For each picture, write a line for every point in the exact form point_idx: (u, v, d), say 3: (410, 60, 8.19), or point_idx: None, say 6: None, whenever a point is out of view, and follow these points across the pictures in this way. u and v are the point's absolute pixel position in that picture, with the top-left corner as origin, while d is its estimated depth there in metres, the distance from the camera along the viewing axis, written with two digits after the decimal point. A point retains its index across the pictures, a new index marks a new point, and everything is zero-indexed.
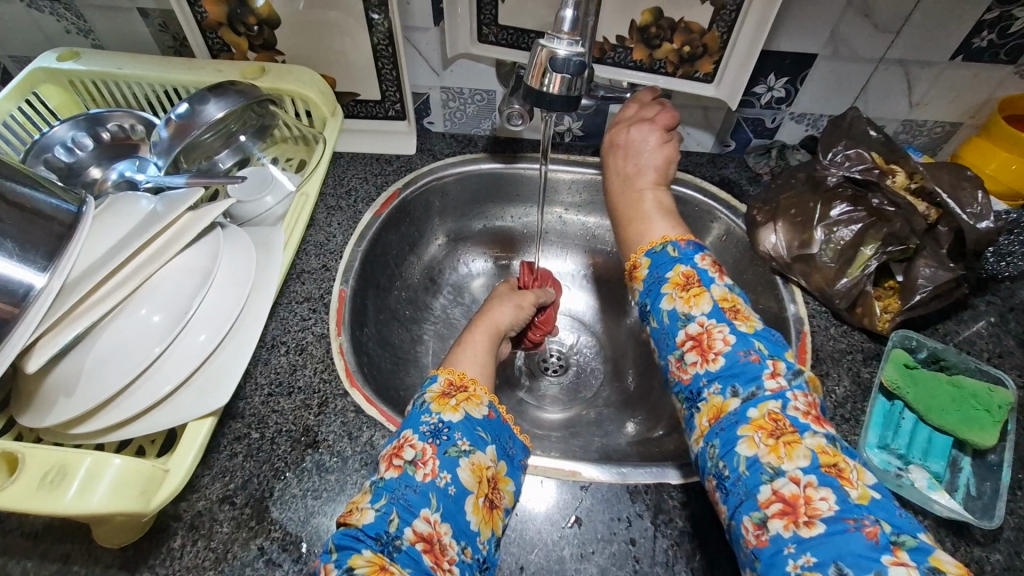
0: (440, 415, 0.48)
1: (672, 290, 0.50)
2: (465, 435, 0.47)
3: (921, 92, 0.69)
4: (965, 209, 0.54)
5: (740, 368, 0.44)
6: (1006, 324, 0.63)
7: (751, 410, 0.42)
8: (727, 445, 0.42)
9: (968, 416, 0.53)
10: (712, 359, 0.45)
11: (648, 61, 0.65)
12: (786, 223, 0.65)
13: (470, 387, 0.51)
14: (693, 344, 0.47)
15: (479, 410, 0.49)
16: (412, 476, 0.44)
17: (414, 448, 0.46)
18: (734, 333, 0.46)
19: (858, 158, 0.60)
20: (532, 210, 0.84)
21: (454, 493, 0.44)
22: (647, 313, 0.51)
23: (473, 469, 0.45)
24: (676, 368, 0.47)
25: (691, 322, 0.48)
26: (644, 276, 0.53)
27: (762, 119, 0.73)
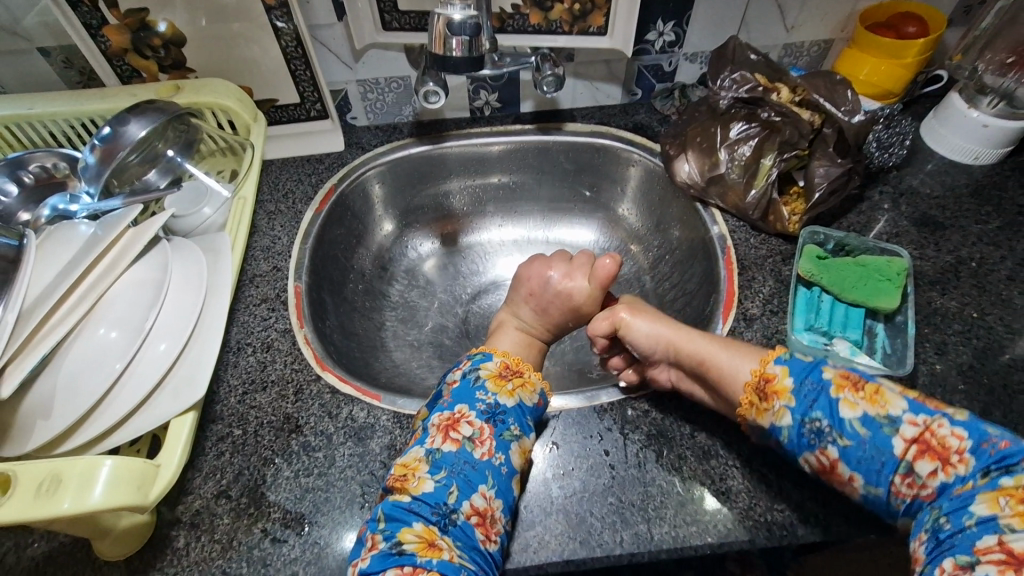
0: (497, 397, 0.53)
1: (845, 392, 0.45)
2: (517, 421, 0.51)
3: (793, 16, 0.76)
4: (840, 109, 0.62)
5: (996, 456, 0.40)
6: (898, 208, 0.71)
7: (1005, 478, 0.39)
8: (957, 503, 0.40)
9: (875, 287, 0.60)
10: (956, 462, 0.41)
11: (545, 23, 0.69)
12: (695, 151, 0.71)
13: (526, 373, 0.56)
14: (921, 451, 0.42)
15: (532, 396, 0.54)
16: (470, 453, 0.49)
17: (472, 426, 0.50)
18: (958, 424, 0.42)
19: (743, 80, 0.66)
20: (468, 185, 0.87)
21: (507, 473, 0.49)
22: (826, 433, 0.45)
23: (523, 452, 0.51)
24: (906, 485, 0.43)
25: (901, 426, 0.43)
26: (790, 388, 0.47)
27: (660, 64, 0.80)
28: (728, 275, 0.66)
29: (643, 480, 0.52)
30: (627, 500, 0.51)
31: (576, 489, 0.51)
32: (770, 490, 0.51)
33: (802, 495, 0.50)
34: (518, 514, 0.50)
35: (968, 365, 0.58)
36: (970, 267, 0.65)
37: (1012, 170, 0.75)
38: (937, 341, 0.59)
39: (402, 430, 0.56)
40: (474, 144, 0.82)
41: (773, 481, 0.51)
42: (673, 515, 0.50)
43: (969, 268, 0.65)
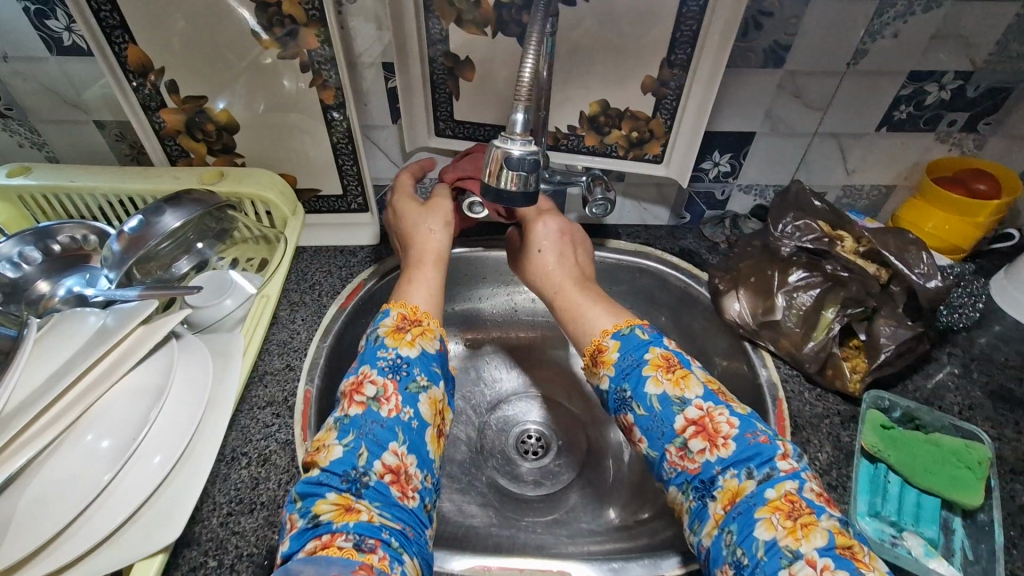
0: (398, 349, 0.52)
1: (656, 371, 0.51)
2: (422, 370, 0.52)
3: (855, 160, 0.73)
4: (913, 270, 0.57)
5: (752, 451, 0.46)
6: (970, 376, 0.64)
7: (768, 490, 0.43)
8: (744, 530, 0.42)
9: (953, 476, 0.52)
10: (722, 445, 0.47)
11: (599, 146, 0.67)
12: (748, 290, 0.66)
13: (425, 321, 0.56)
14: (698, 430, 0.48)
15: (433, 344, 0.55)
16: (378, 412, 0.48)
17: (375, 385, 0.50)
18: (734, 415, 0.48)
19: (807, 229, 0.62)
20: (500, 290, 0.85)
21: (415, 425, 0.49)
22: (629, 401, 0.51)
23: (431, 404, 0.51)
24: (679, 458, 0.48)
25: (688, 407, 0.49)
26: (614, 360, 0.54)
27: (712, 192, 0.77)
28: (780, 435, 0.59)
29: None
30: None
31: None
32: None
33: None
34: None
35: None
36: None
37: None
38: None
39: None
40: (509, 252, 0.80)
41: None
42: None
43: None
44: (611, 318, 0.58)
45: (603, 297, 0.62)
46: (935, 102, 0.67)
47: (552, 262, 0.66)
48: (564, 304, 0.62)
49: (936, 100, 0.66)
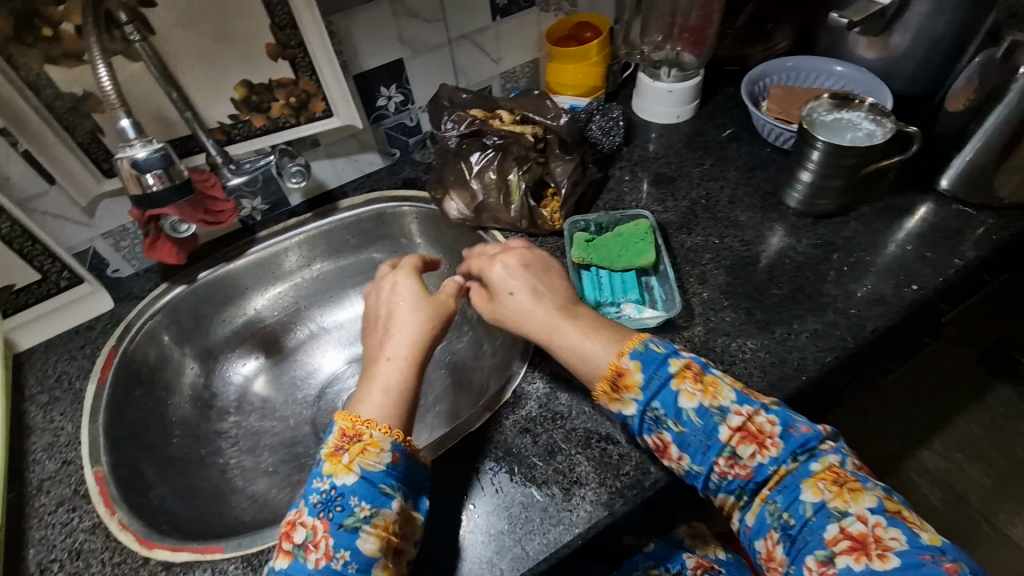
0: (333, 478, 0.49)
1: (685, 384, 0.52)
2: (360, 500, 0.48)
3: (495, 50, 0.85)
4: (547, 117, 0.73)
5: (799, 441, 0.50)
6: (638, 176, 0.82)
7: (813, 464, 0.49)
8: (789, 497, 0.48)
9: (635, 250, 0.69)
10: (769, 444, 0.50)
11: (269, 123, 0.71)
12: (455, 189, 0.74)
13: (364, 434, 0.51)
14: (744, 438, 0.50)
15: (379, 461, 0.50)
16: (305, 563, 0.46)
17: (304, 527, 0.48)
18: (774, 415, 0.51)
19: (461, 118, 0.73)
20: (268, 292, 0.86)
21: (356, 567, 0.46)
22: (662, 419, 0.52)
23: (377, 534, 0.47)
24: (728, 466, 0.50)
25: (728, 415, 0.51)
26: (640, 381, 0.52)
27: (403, 122, 0.85)
28: None
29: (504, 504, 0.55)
30: (493, 530, 0.53)
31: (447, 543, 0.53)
32: (615, 461, 0.56)
33: (633, 451, 0.57)
34: None
35: (725, 284, 0.68)
36: (704, 204, 0.77)
37: (709, 114, 0.89)
38: (697, 274, 0.70)
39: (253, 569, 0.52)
40: (252, 252, 0.82)
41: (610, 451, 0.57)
42: (539, 524, 0.53)
43: (703, 206, 0.77)
44: (606, 346, 0.55)
45: (600, 323, 0.58)
46: None
47: (526, 298, 0.60)
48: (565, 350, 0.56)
49: None
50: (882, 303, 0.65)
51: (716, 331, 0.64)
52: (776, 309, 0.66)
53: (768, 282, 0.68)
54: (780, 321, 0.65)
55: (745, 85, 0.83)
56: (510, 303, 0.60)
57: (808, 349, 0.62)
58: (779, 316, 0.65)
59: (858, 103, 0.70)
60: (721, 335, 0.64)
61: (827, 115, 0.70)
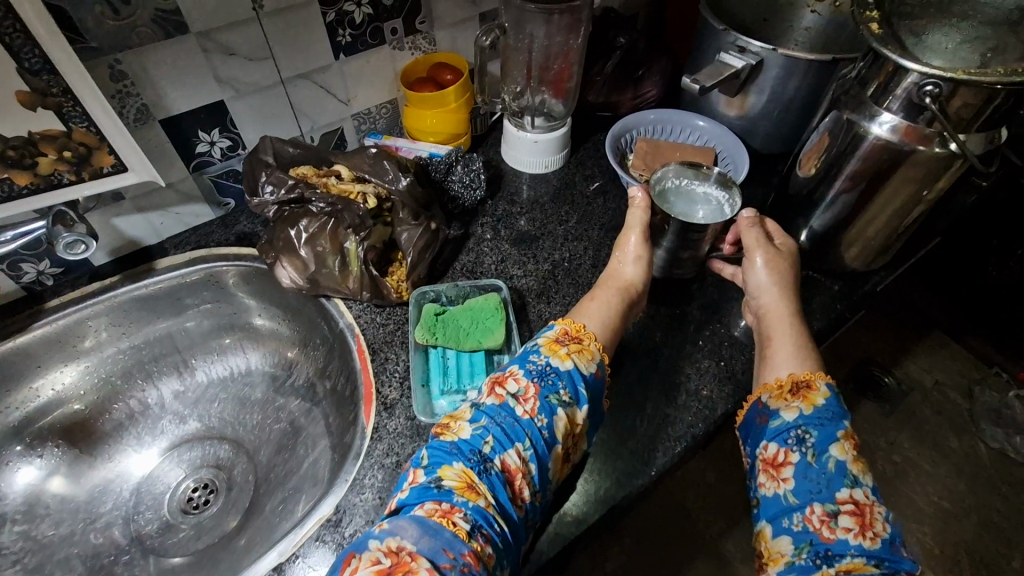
0: (550, 359, 0.54)
1: (847, 440, 0.50)
2: (566, 386, 0.52)
3: (342, 89, 0.76)
4: (385, 179, 0.65)
5: (896, 560, 0.44)
6: (499, 233, 0.76)
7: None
8: None
9: (484, 328, 0.63)
10: (870, 536, 0.44)
11: (39, 181, 0.59)
12: (286, 256, 0.65)
13: (586, 339, 0.56)
14: (854, 512, 0.46)
15: (590, 365, 0.55)
16: (512, 408, 0.50)
17: (518, 384, 0.52)
18: (892, 524, 0.46)
19: (281, 180, 0.63)
20: (67, 369, 0.72)
21: (547, 435, 0.50)
22: (805, 444, 0.50)
23: (567, 423, 0.51)
24: (820, 521, 0.46)
25: (856, 488, 0.47)
26: (819, 403, 0.52)
27: (234, 169, 0.74)
28: (363, 366, 0.64)
29: None
30: None
31: None
32: None
33: None
34: None
35: None
36: (566, 267, 0.73)
37: (578, 164, 0.85)
38: None
39: None
40: (40, 326, 0.68)
41: None
42: None
43: (564, 269, 0.73)
44: (799, 359, 0.57)
45: (812, 344, 0.59)
46: (364, 18, 0.71)
47: (767, 278, 0.63)
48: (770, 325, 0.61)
49: (363, 16, 0.70)
50: (732, 382, 0.63)
51: None
52: (628, 391, 0.63)
53: (623, 359, 0.65)
54: (632, 406, 0.61)
55: (610, 139, 0.80)
56: (752, 274, 0.64)
57: (657, 437, 0.59)
58: (630, 399, 0.62)
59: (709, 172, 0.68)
60: None
61: (677, 181, 0.68)
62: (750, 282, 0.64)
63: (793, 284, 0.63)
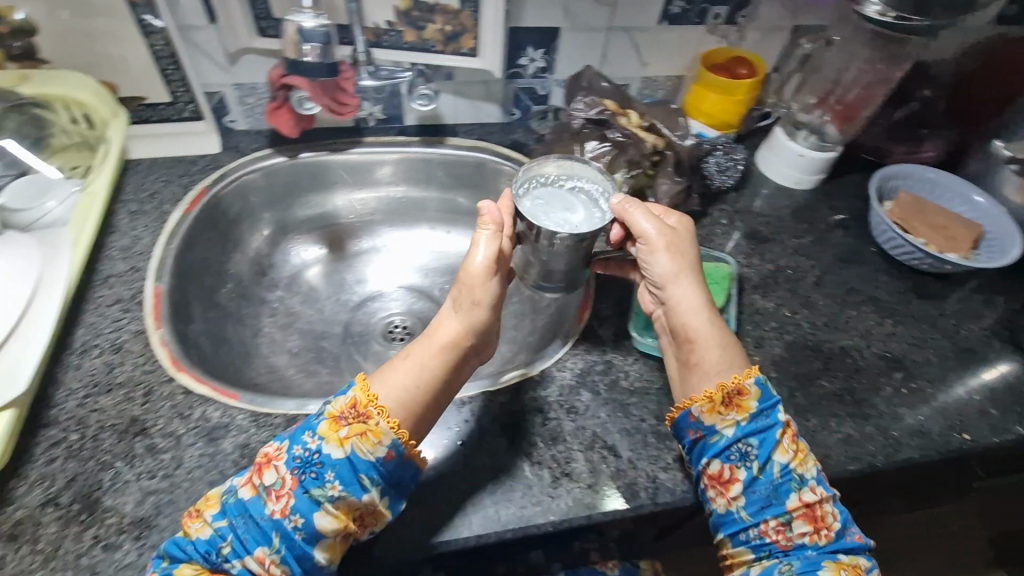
0: (323, 444, 0.47)
1: (784, 437, 0.51)
2: (337, 477, 0.46)
3: (647, 53, 0.85)
4: (675, 132, 0.73)
5: (848, 544, 0.49)
6: (734, 223, 0.82)
7: (843, 556, 0.48)
8: (807, 565, 0.47)
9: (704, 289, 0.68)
10: (824, 531, 0.49)
11: (418, 41, 0.73)
12: (560, 167, 0.77)
13: (371, 416, 0.48)
14: (806, 514, 0.49)
15: (375, 450, 0.47)
16: (259, 506, 0.45)
17: (275, 474, 0.46)
18: (838, 506, 0.50)
19: (593, 103, 0.73)
20: (352, 191, 0.89)
21: (304, 535, 0.45)
22: (749, 455, 0.50)
23: (336, 516, 0.45)
24: (775, 530, 0.49)
25: (806, 488, 0.50)
26: (752, 409, 0.51)
27: (534, 88, 0.86)
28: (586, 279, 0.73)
29: (494, 466, 0.56)
30: (478, 483, 0.55)
31: (431, 477, 0.55)
32: (610, 472, 0.57)
33: (635, 474, 0.57)
34: None
35: (779, 357, 0.68)
36: (787, 275, 0.76)
37: (825, 193, 0.87)
38: (756, 337, 0.69)
39: (259, 428, 0.55)
40: (359, 151, 0.85)
41: (610, 461, 0.57)
42: (520, 497, 0.54)
43: (785, 276, 0.76)
44: (727, 361, 0.54)
45: (725, 332, 0.56)
46: None
47: (669, 262, 0.57)
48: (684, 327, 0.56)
49: None
50: (925, 438, 0.62)
51: None
52: (816, 400, 0.64)
53: (821, 372, 0.67)
54: (818, 414, 0.63)
55: (876, 179, 0.81)
56: (653, 262, 0.57)
57: (835, 449, 0.61)
58: (818, 407, 0.64)
59: (585, 165, 0.60)
60: None
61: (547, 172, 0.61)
62: (656, 271, 0.57)
63: (693, 259, 0.58)
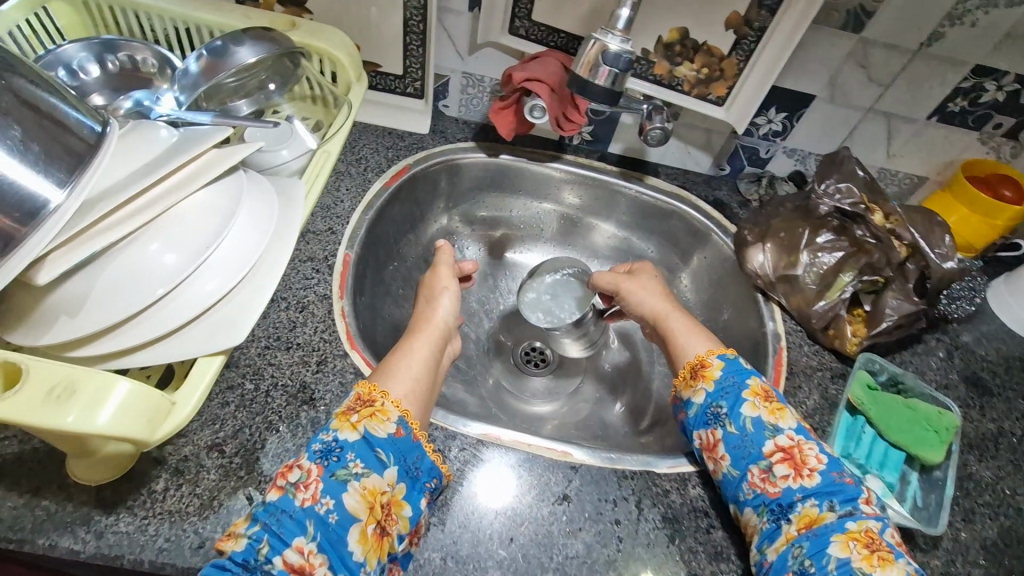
0: (337, 433, 0.46)
1: (754, 398, 0.53)
2: (358, 455, 0.45)
3: (898, 144, 0.76)
4: (933, 250, 0.62)
5: (839, 488, 0.48)
6: (952, 359, 0.70)
7: (850, 523, 0.45)
8: (816, 544, 0.45)
9: (919, 435, 0.58)
10: (807, 474, 0.48)
11: (667, 76, 0.69)
12: (775, 245, 0.70)
13: (378, 401, 0.48)
14: (785, 458, 0.49)
15: (386, 428, 0.47)
16: (291, 500, 0.42)
17: (300, 469, 0.44)
18: (823, 452, 0.50)
19: (848, 192, 0.66)
20: (534, 204, 0.86)
21: (336, 519, 0.42)
22: (722, 418, 0.53)
23: (363, 495, 0.44)
24: (761, 479, 0.49)
25: (779, 434, 0.51)
26: (716, 377, 0.55)
27: (757, 149, 0.79)
28: (775, 376, 0.65)
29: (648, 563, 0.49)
30: None
31: (579, 552, 0.49)
32: None
33: None
34: (514, 561, 0.47)
35: (992, 542, 0.56)
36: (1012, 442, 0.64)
37: None
38: (966, 507, 0.58)
39: None
40: (553, 167, 0.81)
41: None
42: None
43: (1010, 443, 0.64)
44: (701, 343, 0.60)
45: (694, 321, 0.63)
46: (989, 102, 0.69)
47: (647, 291, 0.67)
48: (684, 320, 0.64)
49: (992, 98, 0.68)
50: None
51: None
52: None
53: None
54: None
55: None
56: (635, 292, 0.68)
57: None
58: None
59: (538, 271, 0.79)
60: None
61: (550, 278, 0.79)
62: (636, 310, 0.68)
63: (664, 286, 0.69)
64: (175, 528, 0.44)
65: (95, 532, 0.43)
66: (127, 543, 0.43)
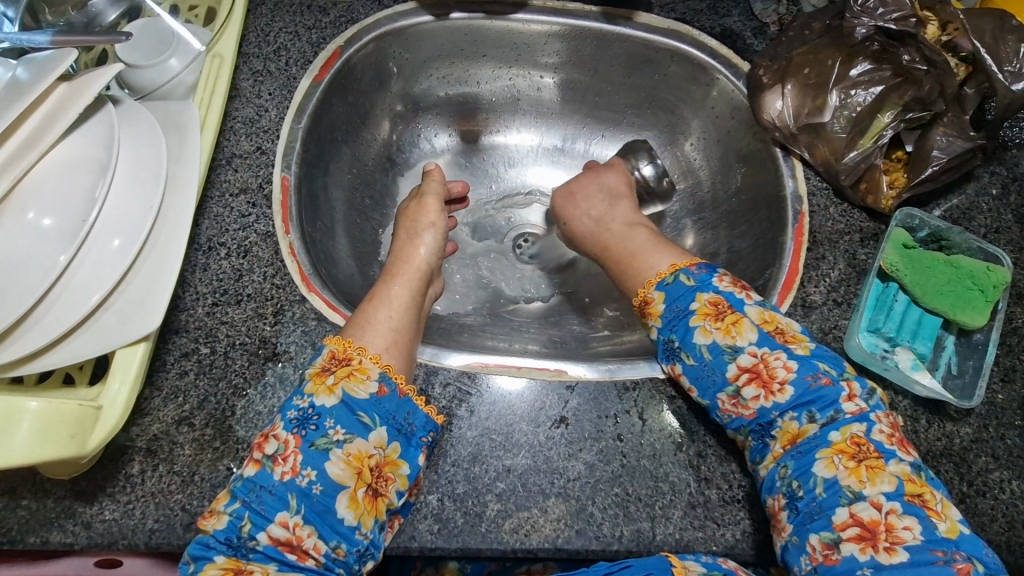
0: (314, 398, 0.42)
1: (704, 321, 0.48)
2: (337, 421, 0.42)
3: None
4: (1003, 68, 0.50)
5: (814, 395, 0.44)
6: (1007, 197, 0.57)
7: (833, 434, 0.42)
8: (802, 462, 0.42)
9: (962, 296, 0.51)
10: (777, 391, 0.44)
11: None
12: (796, 84, 0.58)
13: (355, 359, 0.44)
14: (750, 377, 0.45)
15: (365, 388, 0.43)
16: (269, 474, 0.40)
17: (276, 440, 0.41)
18: (793, 357, 0.45)
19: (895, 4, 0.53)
20: (503, 71, 0.71)
21: (317, 491, 0.40)
22: (676, 351, 0.48)
23: (348, 462, 0.41)
24: (730, 405, 0.46)
25: (740, 355, 0.46)
26: (661, 310, 0.50)
27: None
28: (795, 250, 0.56)
29: (655, 474, 0.47)
30: (634, 491, 0.46)
31: (581, 473, 0.47)
32: None
33: None
34: (513, 491, 0.46)
35: None
36: None
37: None
38: (1007, 367, 0.52)
39: None
40: (517, 20, 0.65)
41: None
42: (680, 517, 0.46)
43: None
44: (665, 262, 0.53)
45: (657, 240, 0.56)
46: None
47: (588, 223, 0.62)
48: (619, 255, 0.57)
49: None
50: None
51: (985, 446, 0.49)
52: None
53: None
54: None
55: None
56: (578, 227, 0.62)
57: None
58: None
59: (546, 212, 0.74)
60: (989, 454, 0.49)
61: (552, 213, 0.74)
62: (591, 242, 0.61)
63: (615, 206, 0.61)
64: (161, 507, 0.43)
65: (82, 523, 0.43)
66: (118, 528, 0.42)
